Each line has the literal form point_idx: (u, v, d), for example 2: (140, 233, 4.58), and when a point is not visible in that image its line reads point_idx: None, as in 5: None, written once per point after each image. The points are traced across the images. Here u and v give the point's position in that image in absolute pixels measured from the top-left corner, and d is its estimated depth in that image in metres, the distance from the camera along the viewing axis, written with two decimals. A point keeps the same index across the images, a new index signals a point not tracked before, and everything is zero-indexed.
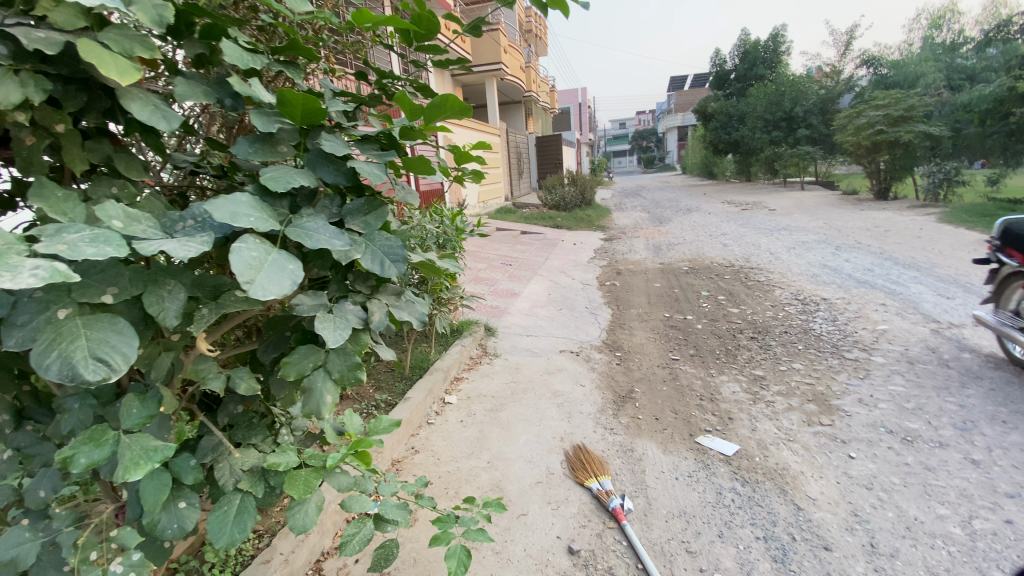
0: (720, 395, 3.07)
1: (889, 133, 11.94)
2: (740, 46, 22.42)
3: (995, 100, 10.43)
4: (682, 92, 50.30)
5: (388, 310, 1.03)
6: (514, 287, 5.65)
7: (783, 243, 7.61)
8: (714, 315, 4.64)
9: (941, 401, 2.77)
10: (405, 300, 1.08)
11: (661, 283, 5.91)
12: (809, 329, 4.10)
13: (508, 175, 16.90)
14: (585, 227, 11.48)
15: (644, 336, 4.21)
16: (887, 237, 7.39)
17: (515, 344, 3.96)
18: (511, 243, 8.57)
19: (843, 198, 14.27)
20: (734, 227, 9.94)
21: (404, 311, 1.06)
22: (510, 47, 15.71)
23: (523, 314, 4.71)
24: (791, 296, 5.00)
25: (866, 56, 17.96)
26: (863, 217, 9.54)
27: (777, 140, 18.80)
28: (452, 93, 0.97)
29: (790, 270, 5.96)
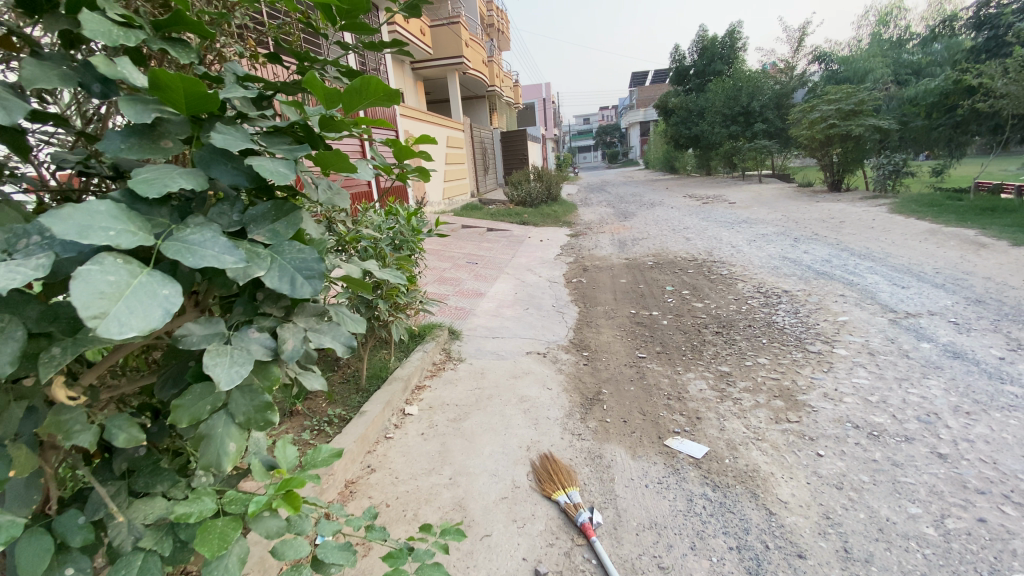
0: (688, 394, 3.02)
1: (841, 127, 12.34)
2: (698, 42, 22.81)
3: (940, 94, 10.88)
4: (644, 87, 51.02)
5: (306, 335, 0.87)
6: (479, 286, 5.49)
7: (745, 236, 7.73)
8: (680, 310, 4.61)
9: (904, 393, 2.80)
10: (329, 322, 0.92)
11: (627, 279, 5.87)
12: (773, 322, 4.11)
13: (473, 171, 16.67)
14: (551, 223, 11.42)
15: (611, 333, 4.14)
16: (842, 228, 7.61)
17: (479, 346, 3.81)
18: (476, 240, 8.41)
19: (800, 190, 14.73)
20: (697, 220, 10.07)
21: (328, 336, 0.91)
22: (471, 41, 15.45)
23: (487, 314, 4.57)
24: (754, 289, 5.03)
25: (817, 53, 18.57)
26: (819, 209, 9.82)
27: (735, 134, 19.24)
28: (373, 75, 0.82)
29: (753, 263, 6.02)
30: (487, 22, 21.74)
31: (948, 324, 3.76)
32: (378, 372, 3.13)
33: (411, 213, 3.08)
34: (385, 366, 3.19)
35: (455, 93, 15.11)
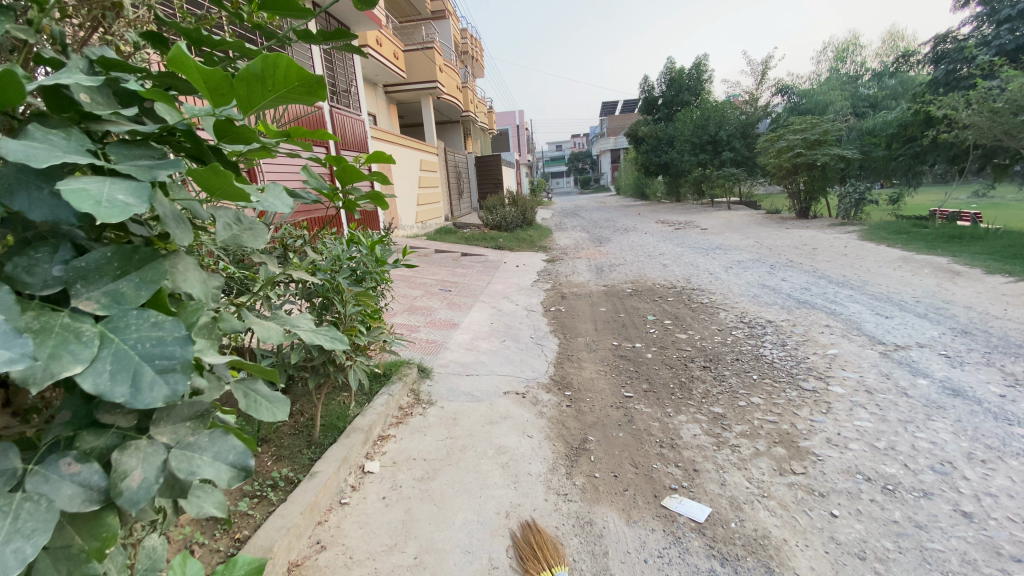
0: (681, 440, 2.74)
1: (807, 156, 12.66)
2: (667, 73, 23.57)
3: (899, 125, 11.30)
4: (614, 116, 52.53)
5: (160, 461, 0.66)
6: (451, 316, 5.16)
7: (721, 263, 7.67)
8: (663, 342, 4.38)
9: (912, 438, 2.59)
10: (207, 436, 0.71)
11: (607, 308, 5.65)
12: (761, 355, 3.92)
13: (447, 195, 16.45)
14: (527, 248, 11.23)
15: (593, 369, 3.85)
16: (816, 255, 7.64)
17: (452, 385, 3.48)
18: (449, 266, 8.09)
19: (769, 217, 15.03)
20: (672, 246, 10.03)
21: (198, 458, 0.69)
22: (445, 66, 15.42)
23: (461, 347, 4.23)
24: (737, 319, 4.86)
25: (779, 85, 19.31)
26: (790, 236, 9.95)
27: (704, 162, 19.68)
28: (275, 52, 0.59)
29: (733, 291, 5.89)
30: (461, 49, 21.94)
31: (940, 357, 3.63)
32: (336, 420, 2.76)
33: (375, 241, 2.75)
34: (345, 414, 2.83)
35: (429, 116, 14.98)
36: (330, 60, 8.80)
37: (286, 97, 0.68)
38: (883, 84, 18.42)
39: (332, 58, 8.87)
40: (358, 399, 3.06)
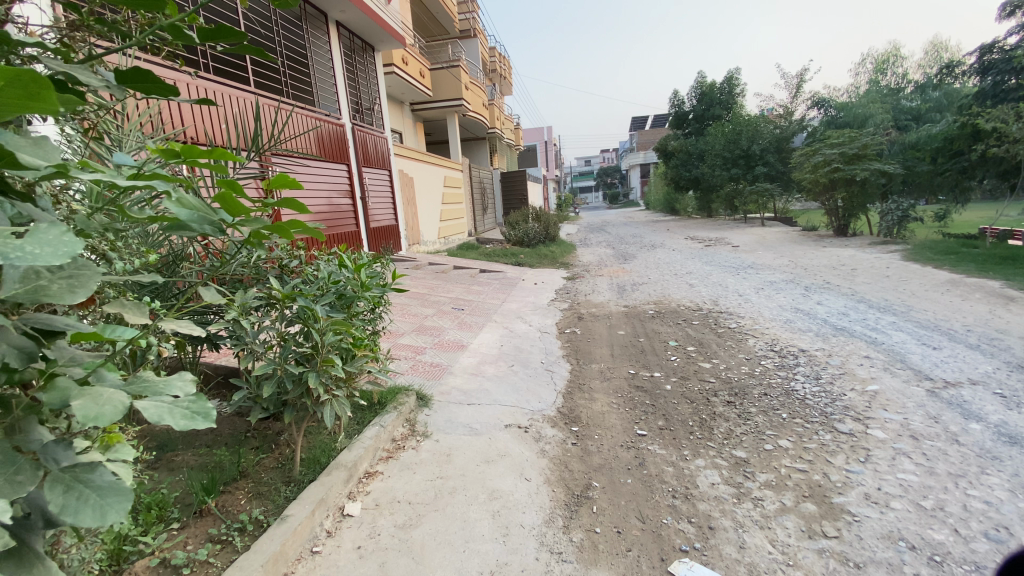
0: (697, 490, 2.45)
1: (845, 170, 12.05)
2: (696, 88, 23.20)
3: (945, 138, 10.64)
4: (644, 131, 52.25)
5: None
6: (461, 337, 4.98)
7: (751, 283, 7.26)
8: (685, 372, 4.07)
9: (965, 497, 2.23)
10: None
11: (626, 331, 5.35)
12: (792, 390, 3.56)
13: (471, 211, 16.43)
14: (548, 265, 11.00)
15: (605, 401, 3.58)
16: (855, 276, 7.14)
17: (452, 416, 3.26)
18: (466, 283, 7.93)
19: (805, 234, 14.39)
20: (700, 265, 9.63)
21: None
22: (472, 83, 15.54)
23: (467, 373, 4.03)
24: (766, 347, 4.50)
25: (816, 98, 18.68)
26: (827, 255, 9.41)
27: (736, 177, 19.10)
28: None
29: (763, 315, 5.51)
30: (489, 67, 22.18)
31: (996, 396, 3.20)
32: (321, 455, 2.60)
33: (360, 263, 2.60)
34: (332, 447, 2.66)
35: (454, 133, 15.07)
36: (354, 80, 8.91)
37: (11, 108, 0.68)
38: (927, 96, 17.59)
39: (356, 78, 8.98)
40: (349, 430, 2.89)
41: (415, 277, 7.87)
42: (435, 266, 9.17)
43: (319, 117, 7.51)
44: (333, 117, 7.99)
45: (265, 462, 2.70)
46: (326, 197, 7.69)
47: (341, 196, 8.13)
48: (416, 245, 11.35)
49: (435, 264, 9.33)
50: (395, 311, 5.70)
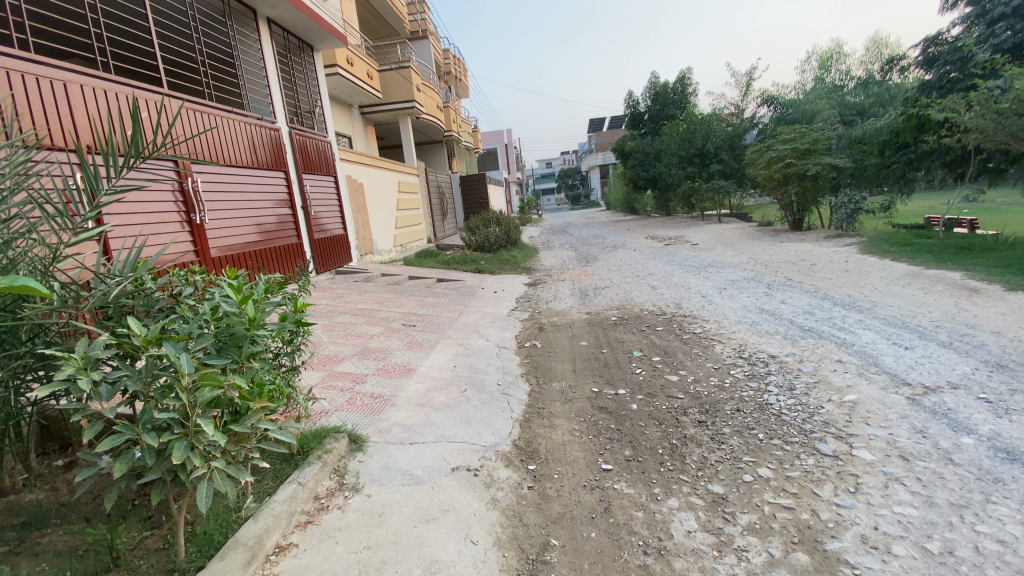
0: (672, 543, 2.08)
1: (799, 165, 12.17)
2: (650, 88, 23.40)
3: (892, 131, 10.88)
4: (601, 132, 52.85)
5: None
6: (408, 359, 4.51)
7: (714, 283, 7.08)
8: (651, 387, 3.72)
9: (973, 535, 1.96)
10: None
11: (589, 341, 4.98)
12: (766, 405, 3.28)
13: (429, 216, 15.85)
14: (509, 270, 10.61)
15: (566, 427, 3.19)
16: (816, 272, 7.07)
17: (388, 462, 2.81)
18: (420, 295, 7.45)
19: (761, 229, 14.57)
20: (661, 265, 9.45)
21: None
22: (424, 85, 15.02)
23: (412, 403, 3.56)
24: (735, 354, 4.23)
25: (765, 96, 19.08)
26: (785, 250, 9.42)
27: (692, 175, 19.26)
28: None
29: (728, 317, 5.27)
30: (443, 69, 21.66)
31: (981, 402, 3.00)
32: (219, 530, 2.10)
33: (250, 295, 2.11)
34: (232, 518, 2.17)
35: (407, 137, 14.48)
36: (291, 82, 8.34)
37: None
38: (868, 92, 18.30)
39: (294, 78, 8.36)
40: (257, 493, 2.38)
41: (364, 291, 7.32)
42: (388, 277, 8.62)
43: (251, 121, 6.92)
44: (267, 121, 7.38)
45: (149, 540, 2.16)
46: (262, 208, 7.08)
47: (280, 207, 7.52)
48: (369, 255, 10.76)
49: (387, 275, 8.79)
50: (335, 332, 5.15)
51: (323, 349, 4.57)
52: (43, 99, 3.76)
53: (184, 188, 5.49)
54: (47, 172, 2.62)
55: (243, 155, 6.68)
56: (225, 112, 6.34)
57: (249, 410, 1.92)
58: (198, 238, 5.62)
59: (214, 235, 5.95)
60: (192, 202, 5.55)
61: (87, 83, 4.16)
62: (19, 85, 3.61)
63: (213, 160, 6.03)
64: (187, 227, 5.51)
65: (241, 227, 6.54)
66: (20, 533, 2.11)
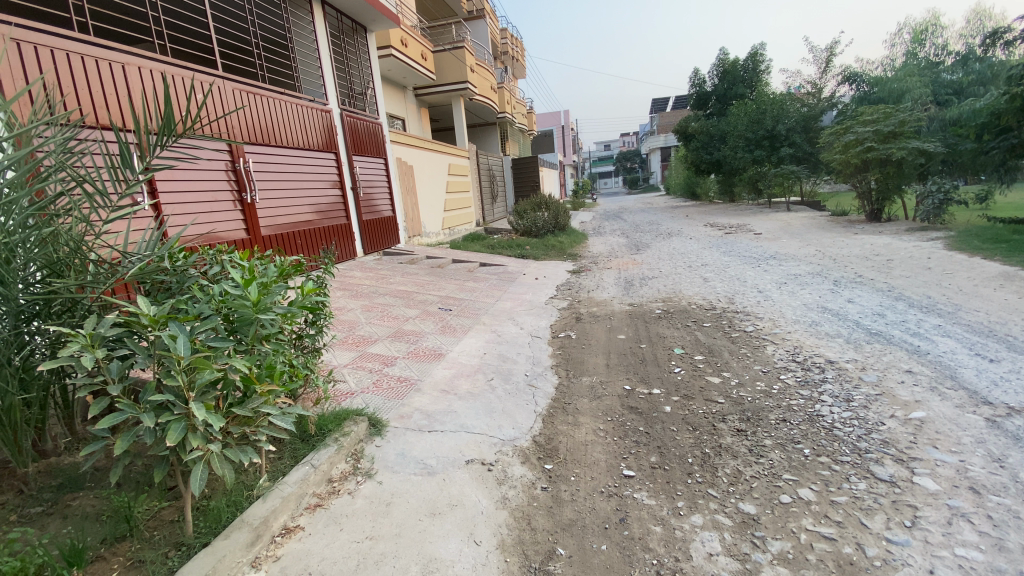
0: (690, 565, 1.90)
1: (880, 150, 11.02)
2: (718, 66, 22.02)
3: (992, 114, 9.37)
4: (664, 113, 50.79)
5: None
6: (440, 344, 4.48)
7: (773, 277, 6.57)
8: (689, 388, 3.46)
9: None
10: None
11: (627, 335, 4.73)
12: (817, 417, 2.97)
13: (479, 199, 15.84)
14: (555, 256, 10.41)
15: (591, 425, 3.03)
16: (892, 269, 6.38)
17: (404, 449, 2.77)
18: (461, 278, 7.43)
19: (834, 219, 13.43)
20: (717, 255, 8.90)
21: None
22: (478, 65, 14.88)
23: (437, 389, 3.52)
24: (788, 356, 3.88)
25: (846, 73, 17.43)
26: (858, 242, 8.61)
27: (760, 159, 18.04)
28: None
29: (783, 316, 4.83)
30: (500, 49, 21.44)
31: None
32: (230, 507, 2.13)
33: (261, 278, 2.14)
34: (244, 496, 2.20)
35: (459, 119, 14.41)
36: (343, 64, 8.48)
37: None
38: (971, 67, 16.29)
39: (346, 61, 8.51)
40: (273, 471, 2.41)
41: (407, 273, 7.39)
42: (433, 260, 8.67)
43: (303, 103, 7.06)
44: (319, 103, 7.53)
45: (165, 511, 2.25)
46: (314, 189, 7.24)
47: (331, 188, 7.67)
48: (417, 236, 10.90)
49: (432, 257, 8.84)
50: (372, 313, 5.20)
51: (358, 330, 4.63)
52: (101, 82, 3.99)
53: (237, 168, 5.70)
54: (90, 151, 2.70)
55: (295, 137, 6.84)
56: (278, 94, 6.52)
57: (254, 393, 1.92)
58: (249, 217, 5.82)
59: (265, 214, 6.15)
60: (243, 181, 5.76)
61: (147, 66, 4.41)
62: (79, 66, 3.85)
63: (265, 141, 6.20)
64: (239, 206, 5.72)
65: (293, 207, 6.73)
66: (57, 494, 2.30)
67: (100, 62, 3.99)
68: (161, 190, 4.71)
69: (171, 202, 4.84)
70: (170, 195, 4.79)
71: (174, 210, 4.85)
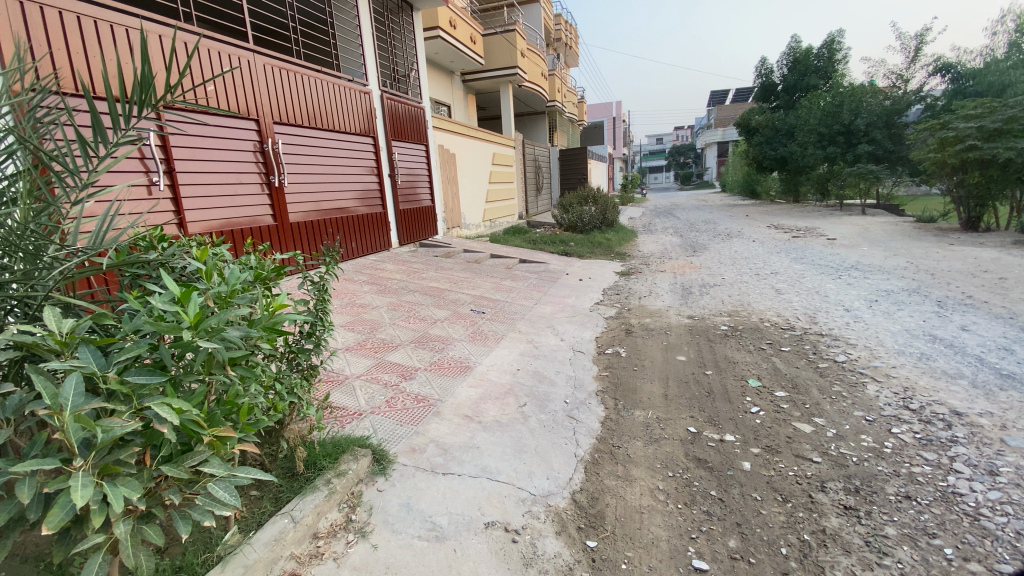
0: None
1: (985, 149, 9.54)
2: (787, 55, 20.28)
3: None
4: (721, 107, 48.57)
5: None
6: (468, 354, 3.95)
7: (859, 292, 5.62)
8: (774, 440, 2.73)
9: None
10: None
11: (688, 357, 4.01)
12: (956, 499, 2.20)
13: (524, 191, 15.22)
14: (601, 254, 9.69)
15: (647, 484, 2.38)
16: (1011, 290, 5.31)
17: (411, 498, 2.23)
18: (499, 276, 6.88)
19: (920, 226, 11.93)
20: (786, 262, 7.93)
21: None
22: (529, 51, 14.17)
23: (460, 415, 2.96)
24: (897, 402, 3.07)
25: (940, 62, 15.55)
26: (958, 255, 7.43)
27: (833, 157, 16.46)
28: None
29: (882, 345, 3.97)
30: (552, 36, 20.67)
31: None
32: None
33: (221, 286, 1.61)
34: (201, 559, 1.68)
35: (506, 107, 13.77)
36: (386, 43, 8.01)
37: None
38: None
39: (389, 39, 8.03)
40: (245, 522, 1.90)
41: (441, 267, 6.91)
42: (470, 254, 8.17)
43: (342, 83, 6.63)
44: (359, 83, 7.09)
45: None
46: (351, 175, 6.84)
47: (369, 174, 7.25)
48: (456, 228, 10.43)
49: (470, 251, 8.33)
50: (398, 313, 4.73)
51: (379, 333, 4.16)
52: (76, 39, 3.68)
53: (265, 149, 5.33)
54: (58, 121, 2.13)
55: (331, 120, 6.43)
56: (314, 72, 6.12)
57: (202, 442, 1.45)
58: (276, 202, 5.46)
59: (295, 199, 5.78)
60: (271, 163, 5.38)
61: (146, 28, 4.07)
62: (89, 29, 3.76)
63: (297, 122, 5.81)
64: (266, 190, 5.36)
65: (327, 192, 6.32)
66: None
67: (75, 17, 3.66)
68: (180, 169, 4.41)
69: (193, 184, 4.53)
70: (189, 176, 4.48)
71: (194, 193, 4.53)
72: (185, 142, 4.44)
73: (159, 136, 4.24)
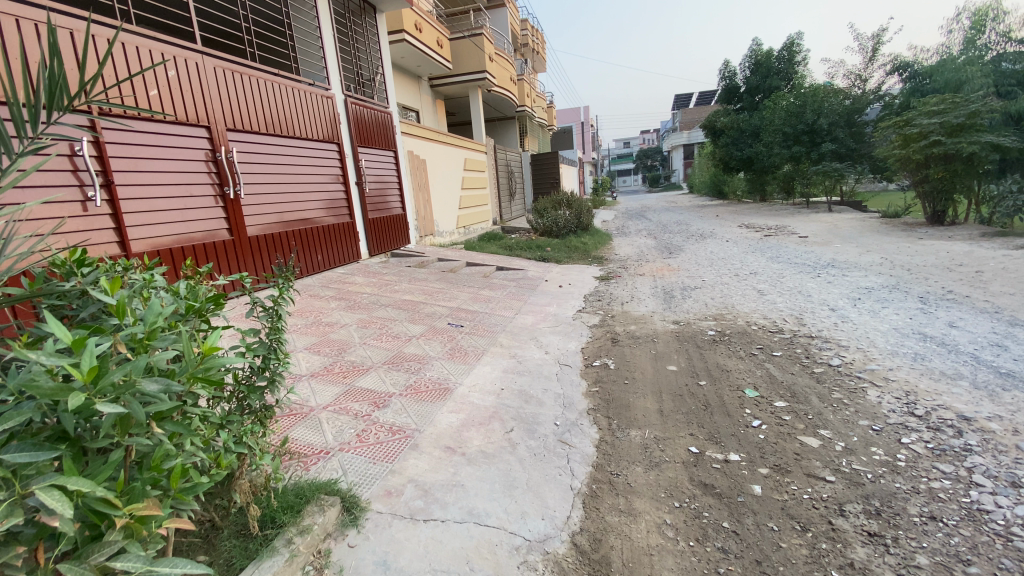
0: None
1: (946, 145, 9.79)
2: (750, 57, 20.70)
3: None
4: (686, 110, 49.59)
5: None
6: (447, 373, 3.66)
7: (841, 290, 5.57)
8: (781, 458, 2.53)
9: None
10: None
11: (680, 366, 3.81)
12: (984, 517, 2.03)
13: (496, 197, 14.99)
14: (578, 259, 9.53)
15: (653, 518, 2.14)
16: (989, 284, 5.33)
17: (387, 554, 1.92)
18: (476, 286, 6.61)
19: (886, 222, 12.20)
20: (764, 261, 7.90)
21: None
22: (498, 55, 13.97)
23: (440, 446, 2.67)
24: (902, 408, 2.92)
25: (895, 63, 16.09)
26: (929, 249, 7.54)
27: (798, 156, 16.80)
28: None
29: (874, 345, 3.87)
30: (520, 41, 20.58)
31: None
32: None
33: (134, 325, 1.29)
34: None
35: (476, 112, 13.53)
36: (348, 46, 7.66)
37: None
38: None
39: (351, 42, 7.68)
40: None
41: (414, 279, 6.59)
42: (445, 263, 7.87)
43: (302, 87, 6.27)
44: (320, 87, 6.72)
45: None
46: (315, 184, 6.46)
47: (334, 183, 6.89)
48: (429, 236, 10.11)
49: (444, 260, 8.03)
50: (369, 331, 4.40)
51: (348, 355, 3.83)
52: None
53: (218, 158, 4.93)
54: None
55: (292, 126, 6.06)
56: (272, 76, 5.74)
57: (115, 529, 1.12)
58: (232, 214, 5.06)
59: (253, 211, 5.38)
60: (225, 173, 4.98)
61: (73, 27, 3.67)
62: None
63: (253, 128, 5.42)
64: (220, 202, 4.95)
65: (288, 203, 5.92)
66: None
67: None
68: (120, 182, 3.99)
69: (136, 197, 4.12)
70: (131, 189, 4.07)
71: (137, 208, 4.11)
72: (125, 152, 4.03)
73: (94, 145, 3.82)
